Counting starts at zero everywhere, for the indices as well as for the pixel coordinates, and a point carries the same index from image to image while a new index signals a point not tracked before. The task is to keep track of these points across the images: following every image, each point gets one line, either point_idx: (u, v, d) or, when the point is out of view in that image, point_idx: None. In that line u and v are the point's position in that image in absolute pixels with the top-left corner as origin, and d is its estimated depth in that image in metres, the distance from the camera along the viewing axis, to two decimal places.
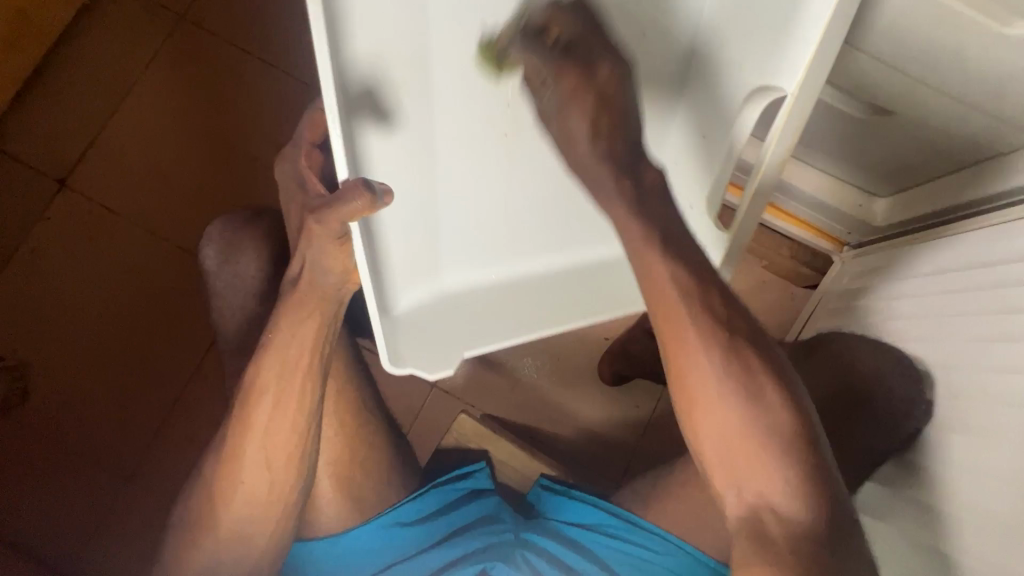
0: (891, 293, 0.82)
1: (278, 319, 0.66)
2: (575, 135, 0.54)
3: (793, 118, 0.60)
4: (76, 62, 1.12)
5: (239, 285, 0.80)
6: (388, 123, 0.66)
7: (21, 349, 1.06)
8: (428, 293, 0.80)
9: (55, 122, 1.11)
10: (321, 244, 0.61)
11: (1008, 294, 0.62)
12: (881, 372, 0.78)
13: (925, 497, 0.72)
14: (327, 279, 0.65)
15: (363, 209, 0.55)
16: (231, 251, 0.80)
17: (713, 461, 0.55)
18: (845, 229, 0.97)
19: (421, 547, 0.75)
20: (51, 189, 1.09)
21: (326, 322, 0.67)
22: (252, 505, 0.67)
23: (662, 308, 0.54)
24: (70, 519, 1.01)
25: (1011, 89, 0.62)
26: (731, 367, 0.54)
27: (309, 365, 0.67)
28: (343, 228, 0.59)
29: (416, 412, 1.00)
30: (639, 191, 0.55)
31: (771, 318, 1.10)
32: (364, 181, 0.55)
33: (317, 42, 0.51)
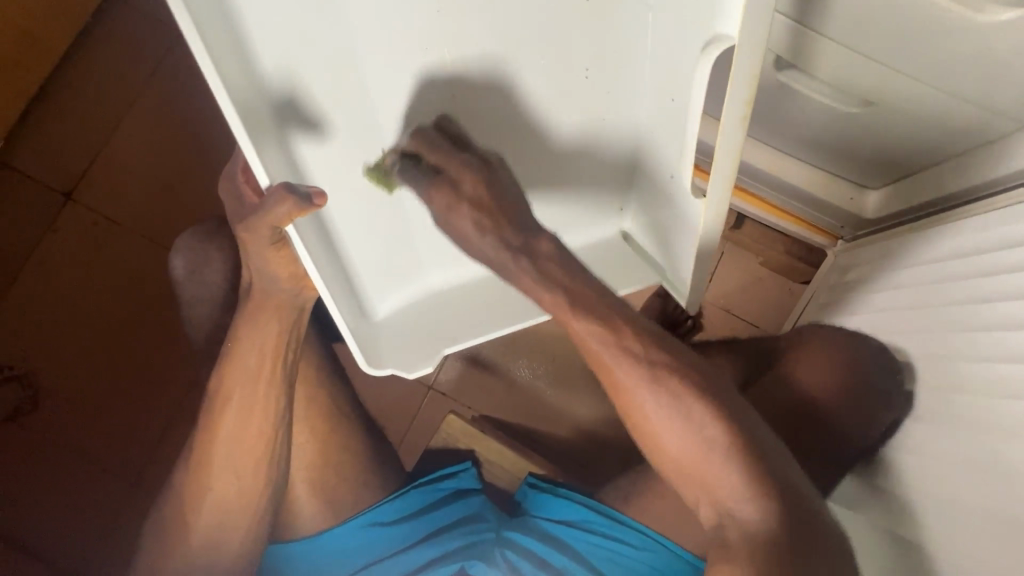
0: (887, 285, 0.80)
1: (239, 327, 0.69)
2: (465, 231, 0.63)
3: (740, 91, 0.51)
4: (74, 81, 1.15)
5: (204, 298, 0.82)
6: (320, 129, 0.70)
7: (29, 358, 1.09)
8: (410, 295, 0.85)
9: (59, 137, 1.14)
10: (258, 251, 0.62)
11: (1008, 281, 0.60)
12: (858, 356, 0.79)
13: (918, 493, 0.71)
14: (279, 286, 0.67)
15: (290, 212, 0.56)
16: (198, 265, 0.83)
17: (672, 471, 0.60)
18: (838, 223, 0.95)
19: (402, 546, 0.76)
20: (58, 203, 1.13)
21: (284, 332, 0.70)
22: (223, 507, 0.69)
23: (591, 353, 0.61)
24: (76, 521, 1.04)
25: (992, 75, 0.60)
26: (664, 390, 0.58)
27: (272, 372, 0.70)
28: (275, 232, 0.60)
29: (412, 414, 1.01)
30: (540, 264, 0.61)
31: (763, 314, 1.09)
32: (286, 186, 0.55)
33: (196, 55, 0.52)
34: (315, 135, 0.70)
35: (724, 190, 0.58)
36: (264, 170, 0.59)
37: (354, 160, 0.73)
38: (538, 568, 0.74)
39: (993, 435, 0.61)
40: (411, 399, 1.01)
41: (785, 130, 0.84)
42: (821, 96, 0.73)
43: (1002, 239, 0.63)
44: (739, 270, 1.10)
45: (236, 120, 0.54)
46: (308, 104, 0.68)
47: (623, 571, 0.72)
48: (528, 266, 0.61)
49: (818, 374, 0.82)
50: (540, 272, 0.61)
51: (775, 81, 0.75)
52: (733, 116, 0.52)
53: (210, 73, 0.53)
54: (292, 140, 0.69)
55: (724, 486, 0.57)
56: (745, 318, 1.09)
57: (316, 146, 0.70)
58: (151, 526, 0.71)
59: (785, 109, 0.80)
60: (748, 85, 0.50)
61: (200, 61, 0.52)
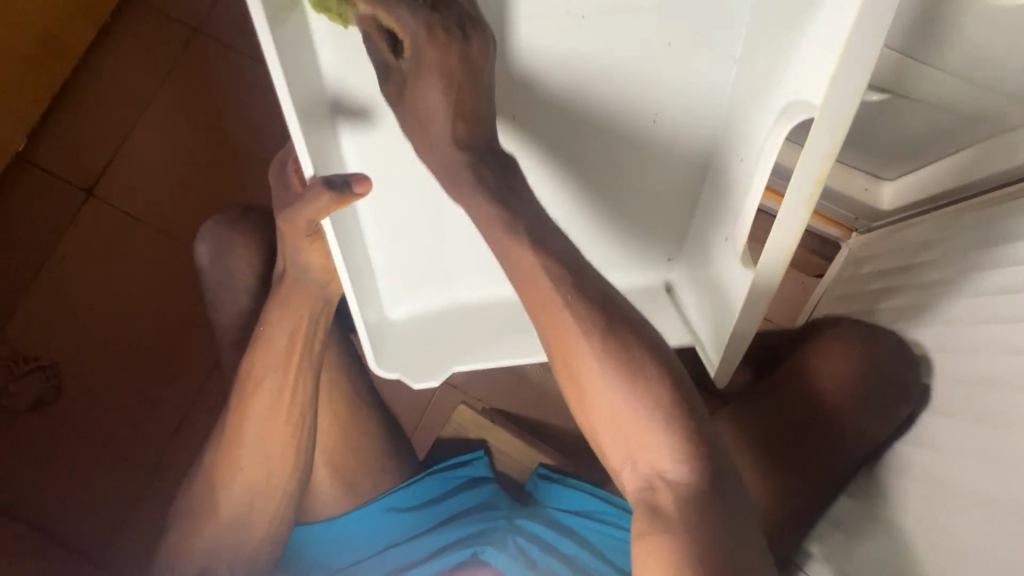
0: (899, 279, 0.80)
1: (269, 313, 0.70)
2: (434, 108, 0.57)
3: (828, 133, 0.50)
4: (99, 77, 1.18)
5: (230, 284, 0.84)
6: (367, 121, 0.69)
7: (52, 350, 1.12)
8: (434, 302, 0.83)
9: (80, 135, 1.17)
10: (297, 242, 0.64)
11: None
12: (874, 356, 0.77)
13: (929, 484, 0.70)
14: (311, 275, 0.68)
15: (330, 205, 0.57)
16: (222, 253, 0.84)
17: (604, 435, 0.56)
18: (853, 216, 0.95)
19: (419, 530, 0.77)
20: (79, 199, 1.16)
21: (310, 321, 0.71)
22: (247, 491, 0.71)
23: (539, 300, 0.56)
24: (98, 508, 1.07)
25: (1014, 63, 0.60)
26: (606, 344, 0.55)
27: (302, 364, 0.71)
28: (313, 226, 0.61)
29: (423, 408, 1.01)
30: (500, 183, 0.59)
31: (779, 306, 1.08)
32: (326, 180, 0.56)
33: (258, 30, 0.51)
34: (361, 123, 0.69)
35: (777, 263, 0.57)
36: (311, 164, 0.60)
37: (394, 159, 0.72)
38: (546, 551, 0.73)
39: (1004, 425, 0.61)
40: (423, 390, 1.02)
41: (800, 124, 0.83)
42: None
43: (1013, 230, 0.63)
44: None
45: (292, 113, 0.56)
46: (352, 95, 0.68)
47: (636, 559, 0.73)
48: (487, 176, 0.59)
49: (841, 368, 0.80)
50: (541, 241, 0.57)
51: None
52: (818, 158, 0.51)
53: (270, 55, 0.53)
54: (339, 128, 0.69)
55: (654, 444, 0.54)
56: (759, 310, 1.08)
57: (358, 136, 0.70)
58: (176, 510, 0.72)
59: None
60: (836, 132, 0.49)
61: (265, 50, 0.52)
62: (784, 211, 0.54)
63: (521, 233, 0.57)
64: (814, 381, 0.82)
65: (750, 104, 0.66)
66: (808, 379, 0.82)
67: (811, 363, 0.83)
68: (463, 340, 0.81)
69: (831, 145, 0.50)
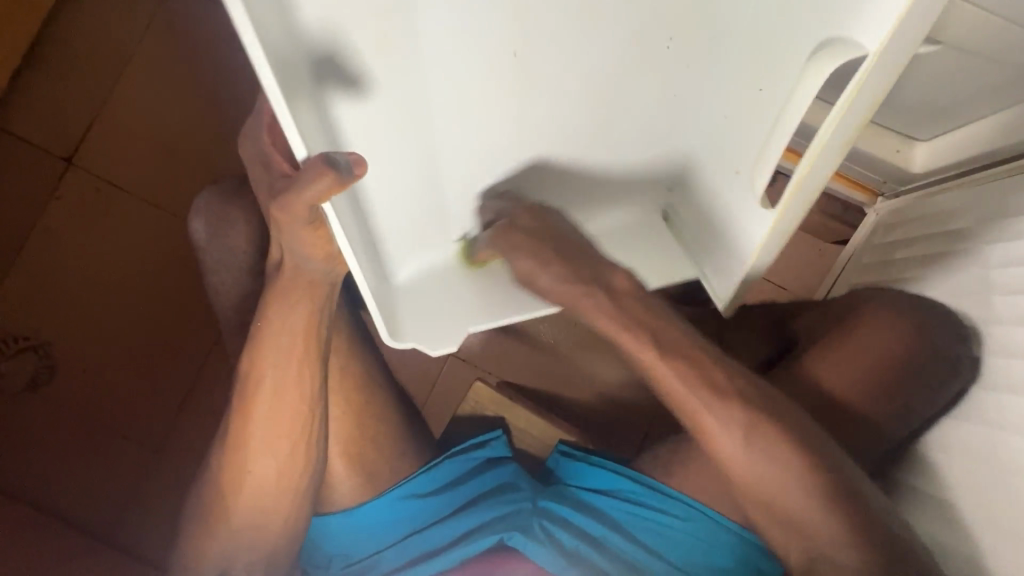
0: (933, 247, 0.76)
1: (267, 307, 0.65)
2: (540, 276, 0.68)
3: (858, 110, 0.50)
4: (67, 39, 1.09)
5: (229, 262, 0.79)
6: (358, 90, 0.63)
7: (43, 329, 1.07)
8: (435, 260, 0.83)
9: (55, 98, 1.09)
10: (298, 233, 0.58)
11: None
12: (926, 320, 0.70)
13: (955, 461, 0.67)
14: (309, 265, 0.62)
15: (330, 188, 0.52)
16: (219, 227, 0.79)
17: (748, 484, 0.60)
18: (880, 178, 0.90)
19: (441, 517, 0.75)
20: (59, 168, 1.08)
21: (316, 309, 0.66)
22: (262, 484, 0.68)
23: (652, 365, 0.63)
24: (108, 491, 1.05)
25: None
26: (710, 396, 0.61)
27: (304, 351, 0.67)
28: (312, 211, 0.55)
29: (433, 379, 1.00)
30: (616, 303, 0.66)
31: (799, 276, 1.06)
32: (325, 159, 0.51)
33: (238, 16, 0.44)
34: (354, 93, 0.63)
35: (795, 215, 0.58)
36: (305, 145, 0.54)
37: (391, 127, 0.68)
38: (572, 533, 0.73)
39: None
40: (435, 365, 1.00)
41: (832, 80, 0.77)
42: None
43: None
44: None
45: (278, 94, 0.48)
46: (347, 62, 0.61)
47: (667, 542, 0.71)
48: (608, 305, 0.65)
49: (849, 372, 0.72)
50: (617, 305, 0.66)
51: None
52: (841, 135, 0.51)
53: (258, 57, 0.46)
54: (328, 99, 0.62)
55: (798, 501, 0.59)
56: (780, 282, 1.06)
57: (354, 105, 0.64)
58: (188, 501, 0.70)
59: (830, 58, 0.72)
60: (862, 111, 0.50)
61: (243, 29, 0.44)
62: (795, 188, 0.55)
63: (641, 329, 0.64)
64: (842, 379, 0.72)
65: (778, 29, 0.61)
66: (802, 388, 0.73)
67: (811, 367, 0.73)
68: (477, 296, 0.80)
69: (859, 121, 0.51)
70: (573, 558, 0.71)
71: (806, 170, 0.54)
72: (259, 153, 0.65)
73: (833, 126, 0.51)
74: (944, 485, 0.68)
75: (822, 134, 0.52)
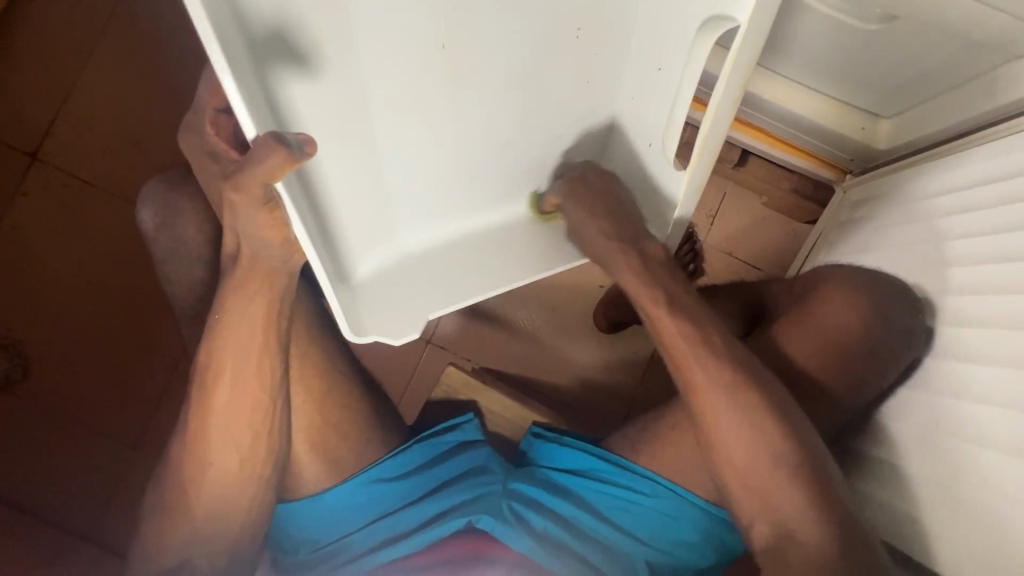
0: (892, 221, 0.76)
1: (223, 297, 0.65)
2: (589, 229, 0.74)
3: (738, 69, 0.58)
4: (26, 31, 1.06)
5: (180, 250, 0.78)
6: (309, 71, 0.64)
7: (13, 328, 1.06)
8: (387, 259, 0.81)
9: (15, 91, 1.06)
10: (248, 213, 0.57)
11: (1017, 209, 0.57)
12: (877, 296, 0.70)
13: (912, 435, 0.69)
14: (268, 252, 0.62)
15: (282, 165, 0.52)
16: (169, 216, 0.78)
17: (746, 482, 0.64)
18: (847, 156, 0.89)
19: (411, 499, 0.76)
20: (22, 164, 1.06)
21: (274, 298, 0.65)
22: (227, 474, 0.68)
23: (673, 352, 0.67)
24: (83, 488, 1.04)
25: None
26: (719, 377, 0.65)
27: (264, 341, 0.66)
28: (266, 192, 0.54)
29: (412, 367, 1.00)
30: (643, 264, 0.71)
31: (768, 256, 1.07)
32: (275, 136, 0.51)
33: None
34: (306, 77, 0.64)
35: (706, 167, 0.66)
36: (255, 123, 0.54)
37: (338, 122, 0.68)
38: (539, 513, 0.74)
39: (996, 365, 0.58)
40: (410, 352, 1.00)
41: (796, 52, 0.77)
42: (837, 17, 0.68)
43: (1016, 167, 0.60)
44: (741, 212, 1.07)
45: (226, 70, 0.49)
46: (299, 46, 0.62)
47: (633, 518, 0.73)
48: (634, 261, 0.71)
49: (806, 346, 0.72)
50: (648, 272, 0.70)
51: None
52: (730, 96, 0.60)
53: (206, 34, 0.47)
54: (279, 82, 0.61)
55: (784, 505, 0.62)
56: (750, 261, 1.07)
57: (307, 85, 0.64)
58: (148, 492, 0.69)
59: (797, 31, 0.73)
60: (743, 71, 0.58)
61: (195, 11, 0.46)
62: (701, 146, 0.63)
63: (659, 293, 0.69)
64: (792, 356, 0.73)
65: (665, 14, 0.70)
66: (772, 359, 0.73)
67: (778, 340, 0.74)
68: (452, 283, 0.80)
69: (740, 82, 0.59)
70: (541, 539, 0.72)
71: (705, 131, 0.61)
72: (205, 147, 0.64)
73: (719, 97, 0.59)
74: (909, 456, 0.68)
75: (716, 97, 0.60)
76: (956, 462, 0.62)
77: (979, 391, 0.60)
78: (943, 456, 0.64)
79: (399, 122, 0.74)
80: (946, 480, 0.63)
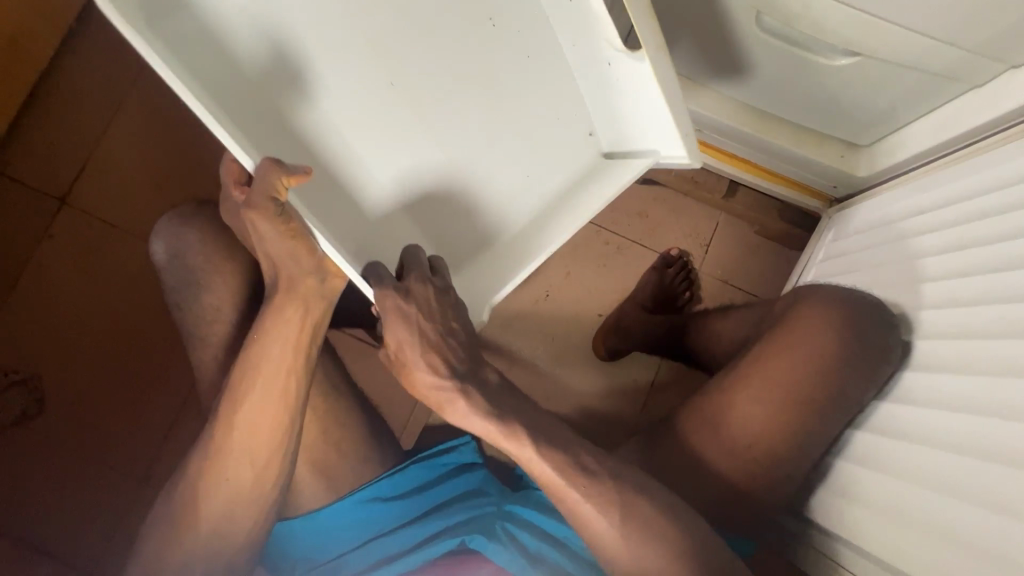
0: (875, 241, 0.78)
1: (265, 318, 0.69)
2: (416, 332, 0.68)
3: None
4: (61, 86, 1.15)
5: (189, 279, 0.82)
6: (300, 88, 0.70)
7: (33, 362, 1.10)
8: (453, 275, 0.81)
9: (49, 142, 1.14)
10: (271, 231, 0.62)
11: (989, 224, 0.59)
12: (751, 358, 0.75)
13: (870, 442, 0.69)
14: (303, 272, 0.67)
15: (284, 182, 0.57)
16: (179, 244, 0.83)
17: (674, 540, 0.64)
18: (831, 185, 0.93)
19: (403, 522, 0.78)
20: (53, 208, 1.13)
21: (306, 321, 0.70)
22: (222, 492, 0.70)
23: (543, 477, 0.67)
24: (89, 520, 1.06)
25: (987, 10, 0.57)
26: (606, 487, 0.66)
27: (295, 361, 0.70)
28: (280, 208, 0.59)
29: (415, 399, 1.03)
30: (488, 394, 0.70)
31: (763, 281, 1.09)
32: (275, 160, 0.57)
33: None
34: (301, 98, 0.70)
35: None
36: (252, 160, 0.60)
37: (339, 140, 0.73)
38: (532, 535, 0.75)
39: (966, 376, 0.58)
40: None
41: (772, 89, 0.81)
42: (807, 55, 0.72)
43: (987, 185, 0.62)
44: (735, 240, 1.11)
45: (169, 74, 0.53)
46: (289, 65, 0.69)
47: None
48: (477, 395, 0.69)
49: (741, 426, 0.73)
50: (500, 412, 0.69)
51: (757, 39, 0.72)
52: None
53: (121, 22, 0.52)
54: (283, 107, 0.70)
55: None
56: (743, 288, 1.10)
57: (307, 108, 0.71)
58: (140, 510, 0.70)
59: (770, 70, 0.77)
60: None
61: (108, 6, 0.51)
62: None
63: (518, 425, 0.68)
64: (727, 443, 0.73)
65: None
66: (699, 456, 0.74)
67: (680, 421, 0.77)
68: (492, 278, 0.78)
69: None
70: (536, 561, 0.72)
71: None
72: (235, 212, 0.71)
73: None
74: (870, 463, 0.68)
75: None
76: (908, 468, 0.62)
77: (943, 400, 0.60)
78: (901, 462, 0.64)
79: (372, 132, 0.74)
80: (902, 491, 0.63)
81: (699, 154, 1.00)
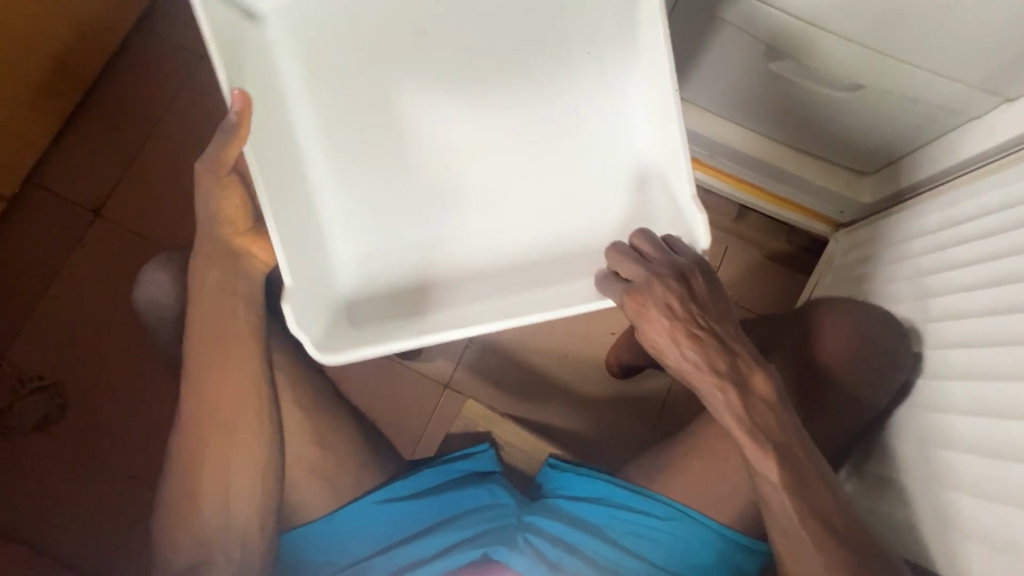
0: (887, 261, 0.82)
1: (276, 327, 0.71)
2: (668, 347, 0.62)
3: None
4: (102, 106, 1.21)
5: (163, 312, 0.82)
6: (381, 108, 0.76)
7: (57, 368, 1.13)
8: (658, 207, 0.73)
9: (85, 158, 1.20)
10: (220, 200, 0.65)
11: (998, 240, 0.64)
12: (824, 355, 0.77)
13: (911, 448, 0.72)
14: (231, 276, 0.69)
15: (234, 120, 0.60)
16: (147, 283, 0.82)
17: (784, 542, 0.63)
18: (837, 209, 0.97)
19: (427, 527, 0.79)
20: (87, 219, 1.18)
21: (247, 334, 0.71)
22: (256, 487, 0.72)
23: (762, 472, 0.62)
24: (105, 523, 1.07)
25: (986, 46, 0.62)
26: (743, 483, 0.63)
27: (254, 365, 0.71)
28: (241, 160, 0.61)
29: (430, 412, 1.07)
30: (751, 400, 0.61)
31: (771, 302, 1.13)
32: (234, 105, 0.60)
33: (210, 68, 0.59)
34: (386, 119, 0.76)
35: None
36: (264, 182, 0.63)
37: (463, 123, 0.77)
38: (554, 545, 0.77)
39: (993, 381, 0.61)
40: (431, 393, 1.08)
41: (779, 119, 0.86)
42: (814, 87, 0.77)
43: (991, 206, 0.67)
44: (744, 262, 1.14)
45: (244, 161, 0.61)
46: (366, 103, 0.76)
47: (652, 543, 0.76)
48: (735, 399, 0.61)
49: (849, 392, 0.76)
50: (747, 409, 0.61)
51: (768, 72, 0.78)
52: None
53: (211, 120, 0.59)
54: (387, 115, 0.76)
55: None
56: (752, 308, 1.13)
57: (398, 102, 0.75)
58: (158, 510, 0.71)
59: (779, 101, 0.82)
60: None
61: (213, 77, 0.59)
62: None
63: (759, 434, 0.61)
64: (848, 404, 0.76)
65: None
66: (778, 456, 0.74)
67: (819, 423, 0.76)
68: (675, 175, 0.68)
69: None
70: (554, 568, 0.75)
71: None
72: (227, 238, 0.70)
73: None
74: (916, 465, 0.71)
75: None
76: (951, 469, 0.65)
77: (969, 403, 0.64)
78: (944, 466, 0.66)
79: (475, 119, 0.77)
80: (949, 493, 0.65)
81: (709, 179, 1.05)
